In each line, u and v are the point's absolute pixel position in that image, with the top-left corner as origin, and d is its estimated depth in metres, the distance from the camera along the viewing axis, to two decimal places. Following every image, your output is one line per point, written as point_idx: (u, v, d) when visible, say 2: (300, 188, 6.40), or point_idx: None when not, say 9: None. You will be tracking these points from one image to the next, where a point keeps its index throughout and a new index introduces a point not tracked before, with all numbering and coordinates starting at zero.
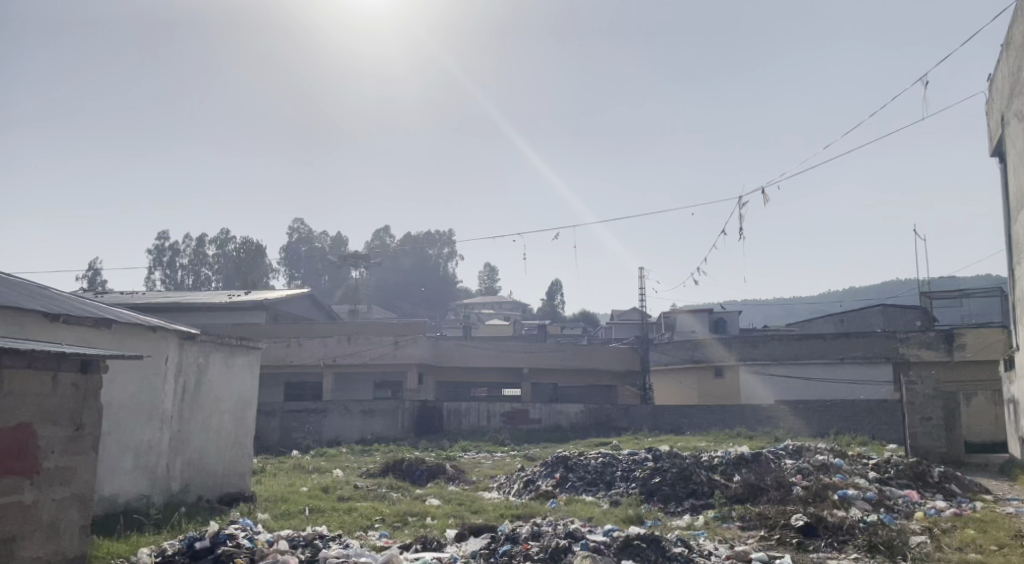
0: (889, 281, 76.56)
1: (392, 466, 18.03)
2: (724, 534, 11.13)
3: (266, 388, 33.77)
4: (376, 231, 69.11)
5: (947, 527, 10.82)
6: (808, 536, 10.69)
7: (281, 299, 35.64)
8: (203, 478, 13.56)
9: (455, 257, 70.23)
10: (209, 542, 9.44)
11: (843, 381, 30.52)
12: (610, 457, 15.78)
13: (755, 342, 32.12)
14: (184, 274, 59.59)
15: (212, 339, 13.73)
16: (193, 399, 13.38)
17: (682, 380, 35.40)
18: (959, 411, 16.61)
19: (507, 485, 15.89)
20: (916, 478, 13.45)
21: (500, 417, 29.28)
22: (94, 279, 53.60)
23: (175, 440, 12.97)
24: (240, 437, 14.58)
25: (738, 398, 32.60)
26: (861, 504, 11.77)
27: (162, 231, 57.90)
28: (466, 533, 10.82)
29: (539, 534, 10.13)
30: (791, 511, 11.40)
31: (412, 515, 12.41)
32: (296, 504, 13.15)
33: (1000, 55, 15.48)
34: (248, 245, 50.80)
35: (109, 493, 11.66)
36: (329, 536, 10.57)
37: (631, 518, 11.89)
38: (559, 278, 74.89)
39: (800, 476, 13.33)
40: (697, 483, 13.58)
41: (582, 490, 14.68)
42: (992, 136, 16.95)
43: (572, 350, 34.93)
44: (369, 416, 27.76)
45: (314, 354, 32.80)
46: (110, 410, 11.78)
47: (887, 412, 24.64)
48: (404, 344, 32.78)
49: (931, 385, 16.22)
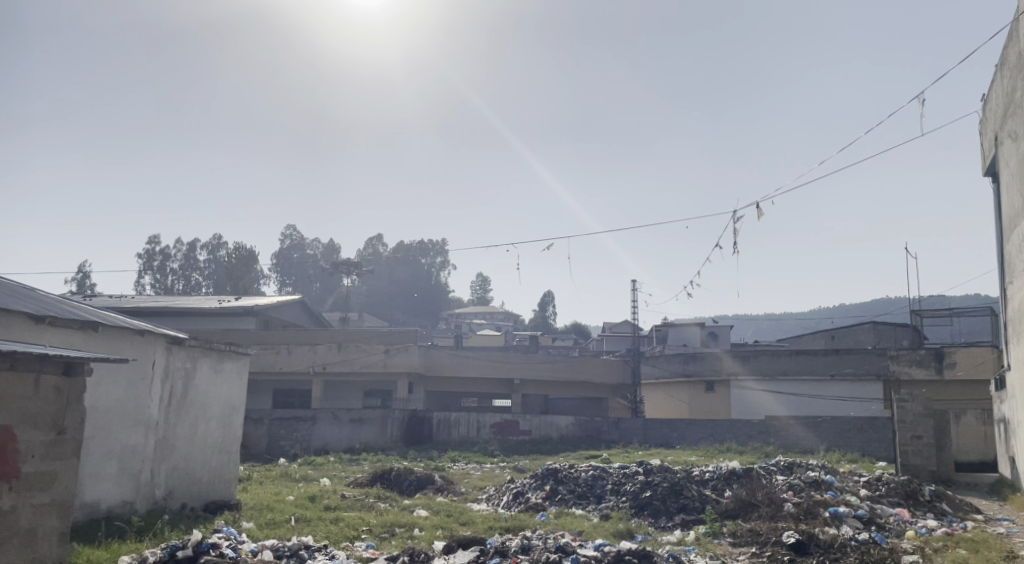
0: (880, 302, 76.88)
1: (380, 475, 17.88)
2: (715, 550, 11.02)
3: (254, 395, 33.54)
4: (369, 239, 68.98)
5: (938, 546, 10.75)
6: (800, 553, 10.57)
7: (273, 306, 35.36)
8: (189, 485, 13.39)
9: (449, 265, 70.41)
10: (192, 550, 9.36)
11: (832, 397, 30.50)
12: (601, 470, 15.66)
13: (747, 357, 32.17)
14: (176, 279, 59.33)
15: (200, 345, 13.59)
16: (180, 405, 13.24)
17: (673, 394, 35.31)
18: (950, 429, 16.54)
19: (497, 497, 15.73)
20: (908, 496, 13.38)
21: (490, 427, 29.29)
22: (84, 282, 53.17)
23: (162, 446, 12.82)
24: (227, 445, 14.41)
25: (729, 412, 32.60)
26: (852, 522, 11.69)
27: (153, 235, 57.89)
28: (454, 545, 10.56)
29: (529, 548, 10.03)
30: (783, 528, 11.31)
31: (399, 526, 12.25)
32: (283, 513, 13.03)
33: (994, 76, 15.54)
34: (241, 251, 50.57)
35: (91, 499, 11.51)
36: (315, 547, 10.42)
37: (623, 532, 11.79)
38: (551, 291, 74.97)
39: (791, 492, 13.22)
40: (688, 498, 13.50)
41: (572, 503, 14.56)
42: (986, 157, 16.96)
43: (563, 361, 34.87)
44: (358, 424, 27.54)
45: (303, 362, 32.60)
46: (95, 414, 11.64)
47: (877, 429, 24.54)
48: (394, 353, 32.54)
49: (921, 404, 16.25)
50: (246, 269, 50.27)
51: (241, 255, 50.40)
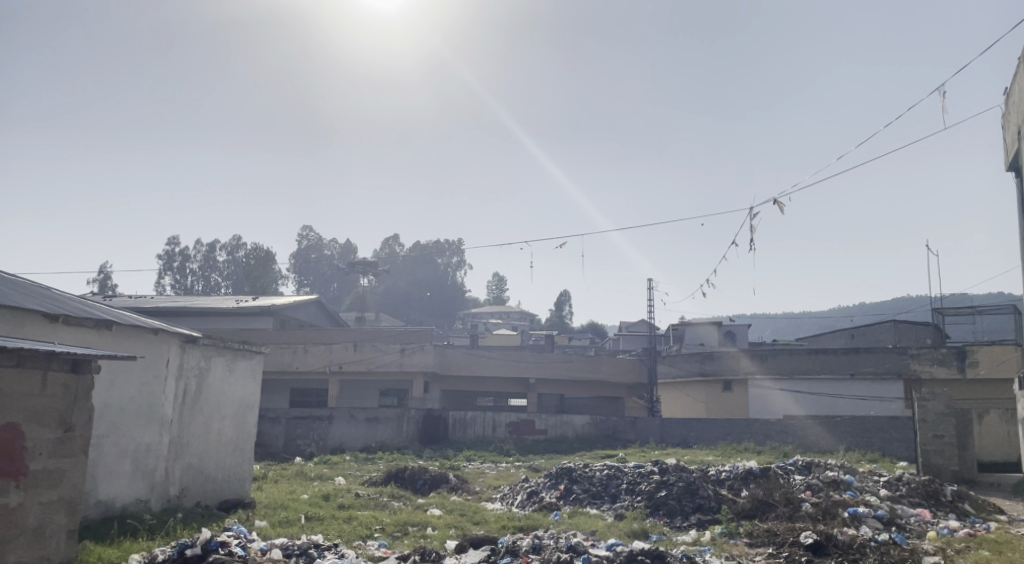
0: (900, 301, 76.10)
1: (394, 473, 17.76)
2: (731, 551, 10.84)
3: (271, 394, 33.59)
4: (385, 240, 69.08)
5: (961, 547, 10.54)
6: (818, 555, 10.37)
7: (289, 305, 35.40)
8: (202, 484, 13.36)
9: (464, 265, 70.45)
10: (200, 549, 9.30)
11: (853, 397, 30.07)
12: (616, 470, 15.48)
13: (765, 356, 31.88)
14: (195, 280, 59.75)
15: (214, 343, 13.55)
16: (194, 403, 13.20)
17: (690, 393, 35.11)
18: (973, 429, 16.23)
19: (511, 496, 15.60)
20: (929, 496, 13.16)
21: (506, 426, 29.21)
22: (105, 282, 53.50)
23: (176, 444, 12.79)
24: (241, 444, 14.38)
25: (748, 411, 32.33)
26: (871, 522, 11.49)
27: (172, 235, 58.38)
28: (466, 545, 10.46)
29: (540, 548, 9.94)
30: (801, 528, 11.12)
31: (413, 525, 12.17)
32: (295, 512, 12.95)
33: (1017, 71, 15.26)
34: (259, 251, 50.75)
35: (106, 496, 11.50)
36: (325, 545, 10.35)
37: (637, 532, 11.62)
38: (567, 291, 74.72)
39: (809, 492, 13.03)
40: (704, 498, 13.31)
41: (587, 502, 14.42)
42: (1008, 151, 16.65)
43: (580, 360, 34.72)
44: (373, 423, 27.47)
45: (320, 361, 32.59)
46: (109, 412, 11.61)
47: (898, 429, 23.90)
48: (410, 352, 32.44)
49: (944, 402, 15.96)
50: (265, 269, 50.42)
51: (258, 255, 50.55)
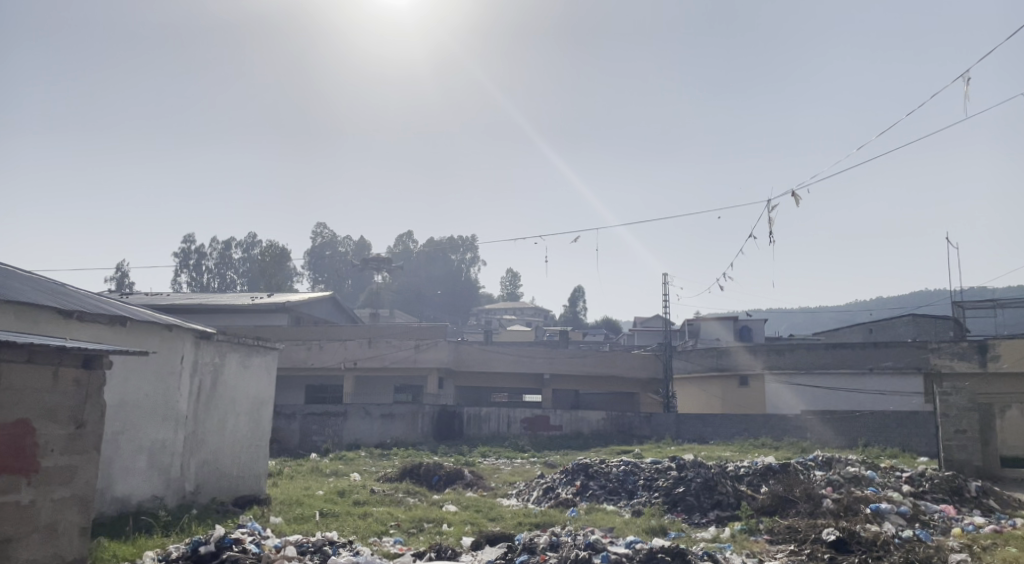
0: (919, 296, 75.39)
1: (410, 469, 17.63)
2: (751, 548, 10.68)
3: (287, 391, 33.62)
4: (399, 236, 69.00)
5: (986, 544, 10.32)
6: (841, 552, 10.17)
7: (304, 301, 35.41)
8: (218, 480, 13.30)
9: (478, 261, 70.21)
10: (214, 546, 9.23)
11: (871, 391, 29.75)
12: (633, 465, 15.31)
13: (781, 350, 31.69)
14: (210, 278, 59.88)
15: (228, 339, 13.48)
16: (209, 400, 13.14)
17: (706, 389, 34.86)
18: (996, 424, 15.93)
19: (527, 493, 15.45)
20: (953, 492, 12.90)
21: (520, 422, 29.06)
22: (122, 281, 53.78)
23: (191, 440, 12.72)
24: (256, 440, 14.31)
25: (765, 406, 32.07)
26: (894, 519, 11.30)
27: (187, 233, 58.55)
28: (482, 541, 10.36)
29: (558, 545, 9.82)
30: (822, 524, 10.93)
31: (428, 522, 12.04)
32: (311, 508, 12.85)
33: None
34: (273, 249, 50.81)
35: (121, 493, 11.45)
36: (340, 542, 10.24)
37: (655, 529, 11.46)
38: (582, 286, 74.46)
39: (830, 488, 12.84)
40: (722, 494, 13.15)
41: (603, 499, 14.27)
42: None
43: (594, 355, 34.53)
44: (388, 420, 27.41)
45: (334, 357, 32.54)
46: (124, 408, 11.55)
47: (918, 423, 23.63)
48: (424, 349, 32.32)
49: (966, 397, 15.64)
50: (279, 267, 50.48)
51: (273, 252, 50.60)
